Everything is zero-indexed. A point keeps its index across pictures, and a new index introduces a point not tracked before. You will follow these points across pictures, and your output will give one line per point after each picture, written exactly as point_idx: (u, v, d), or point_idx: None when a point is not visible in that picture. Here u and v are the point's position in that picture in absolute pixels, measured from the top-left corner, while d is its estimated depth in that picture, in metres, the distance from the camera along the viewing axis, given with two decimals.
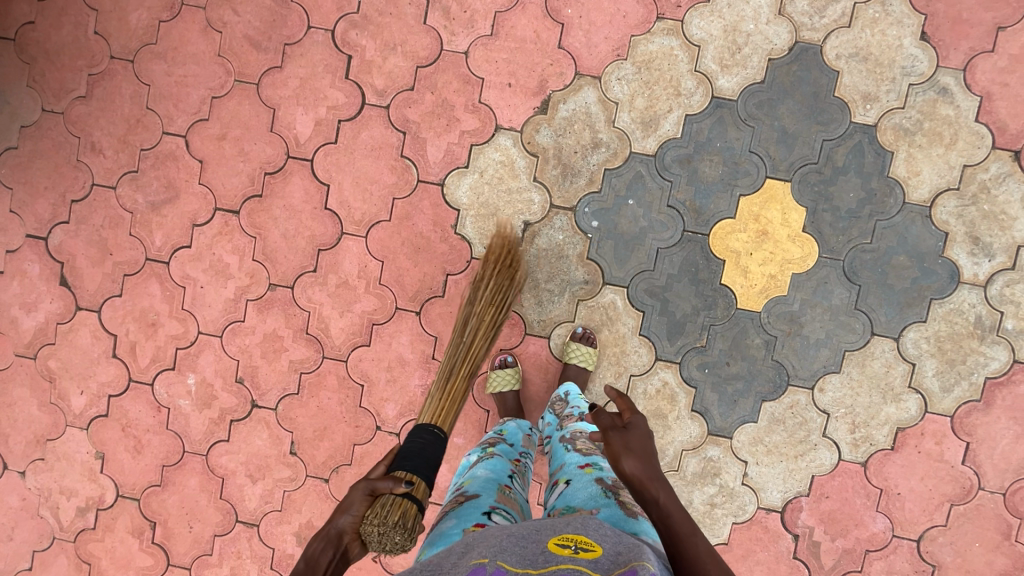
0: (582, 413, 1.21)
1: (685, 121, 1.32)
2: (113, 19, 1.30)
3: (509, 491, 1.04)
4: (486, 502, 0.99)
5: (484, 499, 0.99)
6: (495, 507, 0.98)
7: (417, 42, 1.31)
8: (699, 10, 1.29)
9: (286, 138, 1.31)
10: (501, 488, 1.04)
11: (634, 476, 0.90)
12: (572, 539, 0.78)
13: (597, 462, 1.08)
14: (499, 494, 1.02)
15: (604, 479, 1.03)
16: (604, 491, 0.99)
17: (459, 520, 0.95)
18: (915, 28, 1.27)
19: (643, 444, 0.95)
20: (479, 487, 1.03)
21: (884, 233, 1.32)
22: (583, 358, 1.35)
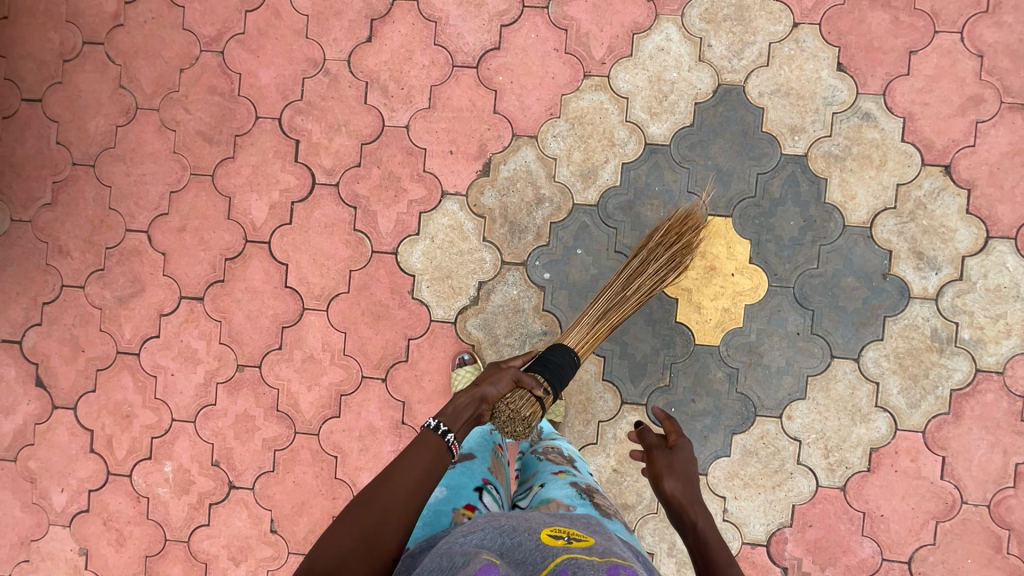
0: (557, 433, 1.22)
1: (622, 169, 1.36)
2: (73, 128, 1.45)
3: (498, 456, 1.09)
4: (479, 474, 1.02)
5: (476, 469, 1.03)
6: (486, 481, 1.01)
7: (360, 121, 1.40)
8: (623, 64, 1.36)
9: (244, 223, 1.42)
10: (493, 452, 1.09)
11: (679, 498, 0.91)
12: (563, 531, 0.80)
13: (571, 469, 1.07)
14: (490, 460, 1.06)
15: (579, 483, 1.03)
16: (579, 492, 1.00)
17: (449, 495, 0.97)
18: (831, 61, 1.33)
19: (689, 466, 0.97)
20: (472, 455, 1.06)
21: (829, 257, 1.34)
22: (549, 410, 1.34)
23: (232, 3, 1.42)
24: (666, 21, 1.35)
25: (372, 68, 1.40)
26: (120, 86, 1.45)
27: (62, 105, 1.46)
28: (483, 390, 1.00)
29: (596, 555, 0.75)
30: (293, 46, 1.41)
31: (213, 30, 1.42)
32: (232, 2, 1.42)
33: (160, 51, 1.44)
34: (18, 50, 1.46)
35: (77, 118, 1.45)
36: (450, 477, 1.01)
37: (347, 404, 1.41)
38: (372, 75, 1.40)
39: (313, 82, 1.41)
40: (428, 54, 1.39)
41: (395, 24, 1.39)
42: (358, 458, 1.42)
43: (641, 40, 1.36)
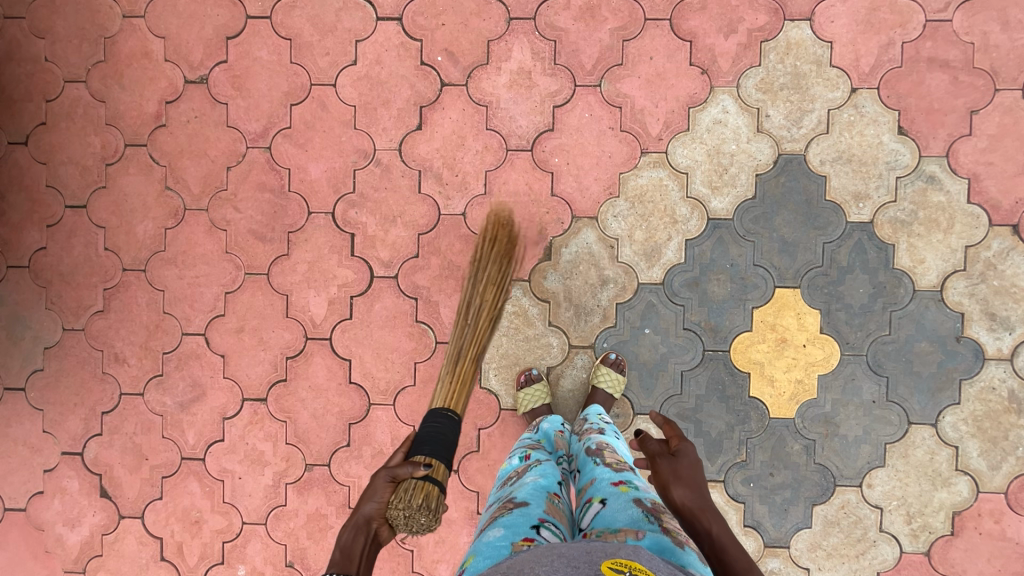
0: (602, 428, 1.19)
1: (686, 246, 1.35)
2: (121, 233, 1.43)
3: (556, 500, 1.00)
4: (535, 513, 0.94)
5: (531, 510, 0.95)
6: (543, 520, 0.93)
7: (415, 211, 1.38)
8: (680, 138, 1.34)
9: (303, 320, 1.40)
10: (549, 496, 1.00)
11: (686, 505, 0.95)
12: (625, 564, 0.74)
13: (631, 480, 1.02)
14: (547, 503, 0.98)
15: (645, 501, 0.96)
16: (646, 515, 0.93)
17: (506, 531, 0.90)
18: (891, 125, 1.31)
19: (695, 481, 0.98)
20: (527, 494, 0.99)
21: (900, 322, 1.33)
22: None
23: (276, 97, 1.39)
24: (722, 92, 1.33)
25: (425, 156, 1.38)
26: (166, 188, 1.42)
27: (108, 210, 1.43)
28: (363, 511, 0.93)
29: None
30: (342, 137, 1.39)
31: (258, 125, 1.40)
32: (276, 96, 1.39)
33: (205, 149, 1.41)
34: (59, 155, 1.43)
35: (125, 223, 1.43)
36: (507, 518, 0.93)
37: None
38: (425, 163, 1.38)
39: (365, 173, 1.38)
40: (481, 139, 1.37)
41: (446, 110, 1.37)
42: (435, 550, 1.40)
43: (697, 113, 1.34)
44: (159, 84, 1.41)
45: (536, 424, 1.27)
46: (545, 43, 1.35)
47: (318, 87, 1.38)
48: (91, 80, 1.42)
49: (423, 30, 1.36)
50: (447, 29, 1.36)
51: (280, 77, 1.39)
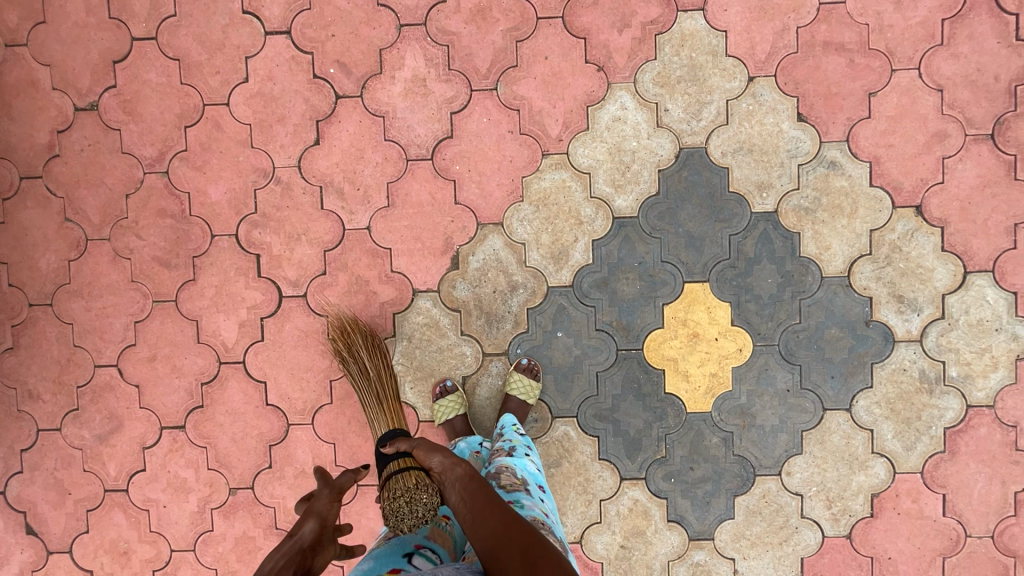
0: (510, 447, 1.15)
1: (593, 246, 1.33)
2: (24, 268, 1.40)
3: (444, 522, 1.06)
4: (412, 540, 0.99)
5: (410, 538, 1.00)
6: (418, 547, 0.98)
7: (320, 227, 1.36)
8: (581, 138, 1.32)
9: (215, 345, 1.38)
10: (438, 519, 1.06)
11: (453, 488, 0.93)
12: None
13: (518, 499, 1.02)
14: (430, 527, 1.03)
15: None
16: None
17: (375, 563, 0.93)
18: (791, 112, 1.30)
19: (460, 475, 0.94)
20: None
21: (810, 310, 1.32)
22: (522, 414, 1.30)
23: (169, 119, 1.36)
24: (619, 89, 1.31)
25: (324, 171, 1.35)
26: (66, 220, 1.39)
27: (8, 245, 1.40)
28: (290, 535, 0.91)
29: None
30: (239, 157, 1.36)
31: (154, 150, 1.37)
32: (169, 118, 1.36)
33: (102, 177, 1.38)
34: None
35: (27, 257, 1.40)
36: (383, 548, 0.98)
37: (346, 513, 1.39)
38: (325, 178, 1.35)
39: (266, 192, 1.36)
40: (380, 151, 1.34)
41: (342, 123, 1.35)
42: None
43: (596, 111, 1.32)
44: (49, 113, 1.37)
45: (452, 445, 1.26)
46: (437, 49, 1.32)
47: (211, 107, 1.35)
48: None
49: (313, 42, 1.33)
50: (337, 40, 1.33)
51: (172, 99, 1.36)
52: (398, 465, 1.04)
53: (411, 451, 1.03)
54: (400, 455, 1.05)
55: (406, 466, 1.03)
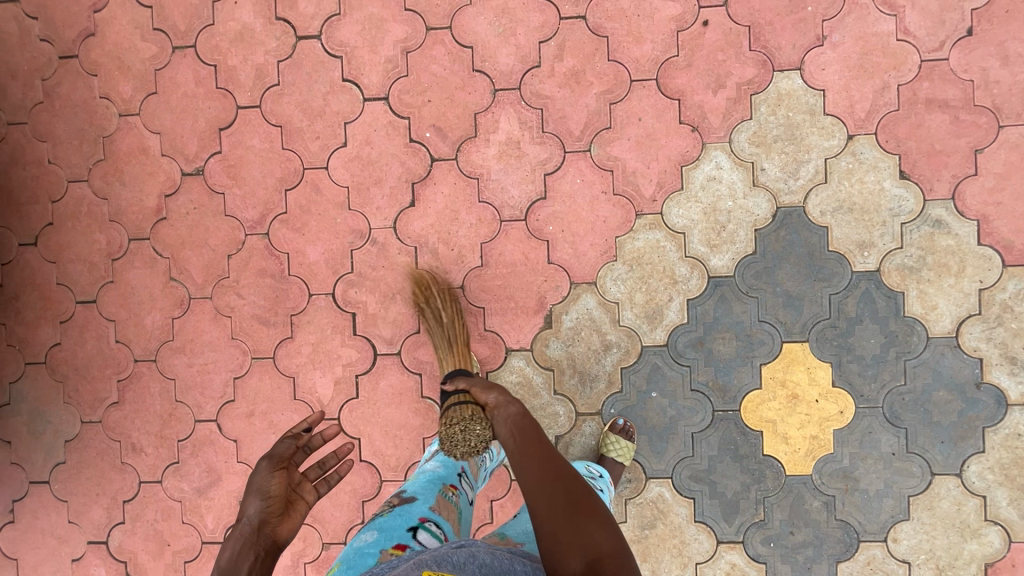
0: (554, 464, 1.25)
1: (688, 305, 1.33)
2: (130, 325, 1.46)
3: (449, 493, 1.12)
4: (416, 513, 1.04)
5: (415, 509, 1.05)
6: (422, 521, 1.03)
7: (414, 286, 1.39)
8: (675, 198, 1.33)
9: (311, 402, 1.41)
10: (443, 490, 1.11)
11: (503, 429, 0.99)
12: (439, 574, 0.76)
13: None
14: (434, 499, 1.08)
15: None
16: None
17: (379, 537, 0.98)
18: (892, 170, 1.28)
19: (513, 416, 1.00)
20: (420, 492, 1.10)
21: (916, 371, 1.29)
22: (621, 451, 1.29)
23: (270, 183, 1.41)
24: (714, 149, 1.32)
25: (419, 232, 1.38)
26: (171, 279, 1.45)
27: (117, 303, 1.47)
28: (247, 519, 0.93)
29: None
30: (337, 219, 1.40)
31: (255, 213, 1.42)
32: (271, 182, 1.41)
33: (206, 239, 1.44)
34: (68, 254, 1.48)
35: (133, 315, 1.46)
36: (386, 520, 1.03)
37: None
38: (420, 239, 1.38)
39: (362, 253, 1.40)
40: (475, 212, 1.37)
41: (438, 186, 1.38)
42: None
43: (690, 171, 1.32)
44: (158, 178, 1.44)
45: None
46: (531, 112, 1.35)
47: (311, 171, 1.40)
48: (93, 178, 1.46)
49: (410, 108, 1.37)
50: (433, 105, 1.37)
51: (273, 163, 1.41)
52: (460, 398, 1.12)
53: (467, 390, 1.07)
54: (462, 393, 1.12)
55: (464, 398, 1.11)
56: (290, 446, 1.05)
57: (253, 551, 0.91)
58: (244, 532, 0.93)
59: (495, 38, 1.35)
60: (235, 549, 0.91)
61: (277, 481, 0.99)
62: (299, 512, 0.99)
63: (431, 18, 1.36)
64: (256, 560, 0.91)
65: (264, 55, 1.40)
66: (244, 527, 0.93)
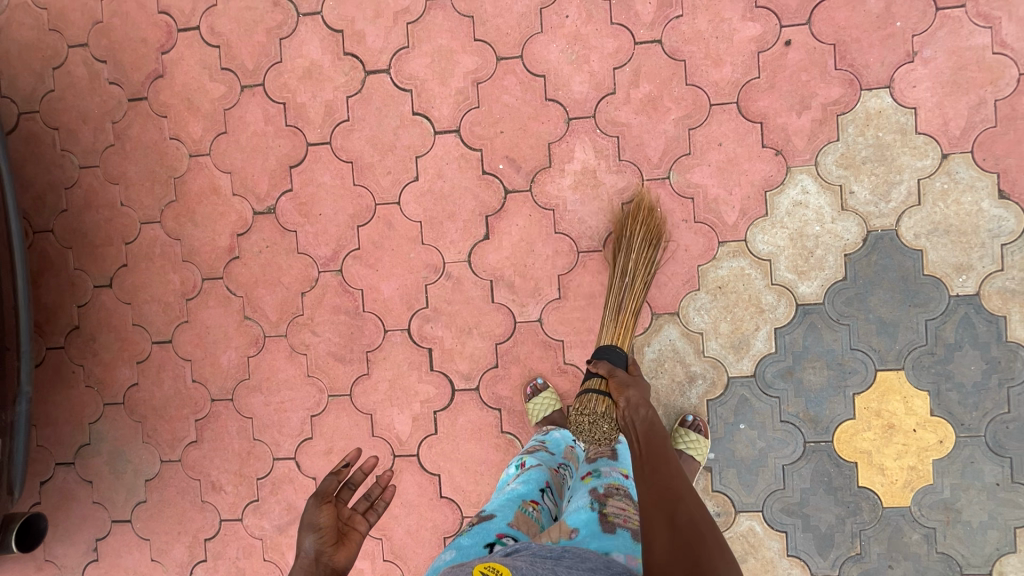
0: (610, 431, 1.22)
1: (776, 335, 1.29)
2: (207, 364, 1.47)
3: (529, 509, 1.03)
4: (494, 529, 0.96)
5: (492, 526, 0.97)
6: (500, 536, 0.94)
7: (491, 320, 1.37)
8: (760, 224, 1.29)
9: (389, 438, 1.41)
10: (522, 505, 1.03)
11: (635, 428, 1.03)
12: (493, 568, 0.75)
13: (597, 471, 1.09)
14: (512, 514, 1.00)
15: (597, 488, 1.03)
16: (592, 501, 0.99)
17: (458, 554, 0.92)
18: (991, 189, 1.23)
19: (643, 415, 1.05)
20: (496, 507, 1.03)
21: (1019, 398, 1.24)
22: (692, 446, 1.26)
23: (342, 220, 1.40)
24: (800, 172, 1.28)
25: (495, 265, 1.36)
26: (245, 317, 1.45)
27: (192, 342, 1.48)
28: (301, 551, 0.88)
29: None
30: (411, 254, 1.39)
31: (328, 250, 1.41)
32: (343, 219, 1.40)
33: (279, 277, 1.44)
34: (143, 295, 1.49)
35: (209, 354, 1.47)
36: (464, 538, 0.96)
37: None
38: (496, 272, 1.36)
39: (437, 287, 1.38)
40: (551, 244, 1.35)
41: (512, 218, 1.36)
42: None
43: (775, 197, 1.28)
44: (230, 217, 1.44)
45: (545, 431, 1.28)
46: (607, 140, 1.32)
47: (383, 206, 1.39)
48: (165, 219, 1.47)
49: (482, 139, 1.35)
50: (506, 136, 1.35)
51: (345, 200, 1.40)
52: (597, 385, 1.18)
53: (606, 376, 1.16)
54: (599, 377, 1.18)
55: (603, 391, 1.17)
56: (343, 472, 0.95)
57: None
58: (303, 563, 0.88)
59: (567, 66, 1.32)
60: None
61: (326, 513, 0.90)
62: (354, 542, 0.92)
63: (502, 47, 1.34)
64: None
65: (333, 91, 1.39)
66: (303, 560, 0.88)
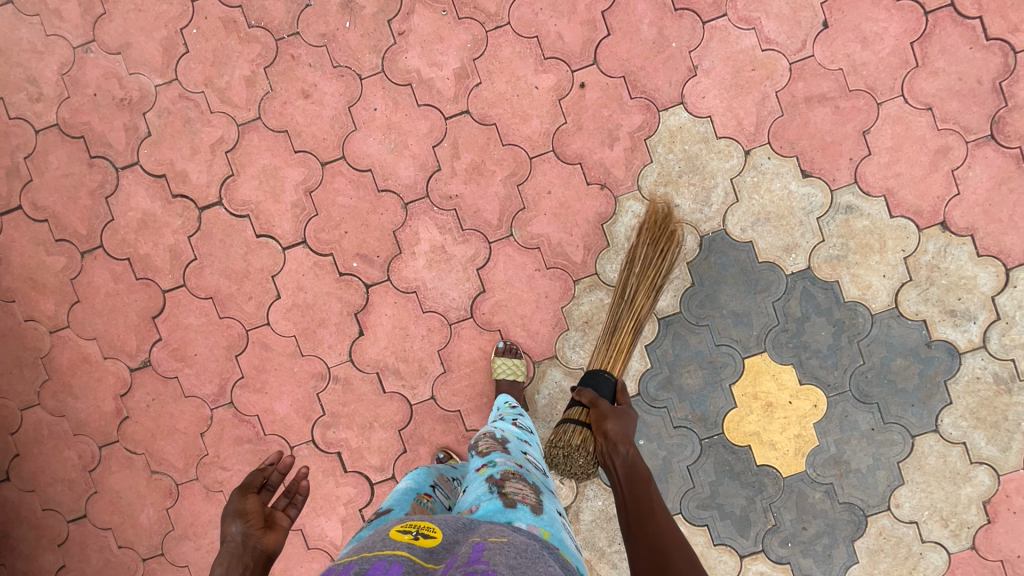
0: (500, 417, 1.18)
1: (648, 350, 1.37)
2: (128, 526, 1.46)
3: (424, 500, 1.00)
4: (394, 516, 0.92)
5: (391, 513, 0.93)
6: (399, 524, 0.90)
7: (388, 410, 1.41)
8: (605, 255, 1.36)
9: (325, 547, 1.43)
10: (417, 498, 1.00)
11: (618, 469, 1.03)
12: (414, 525, 0.80)
13: (493, 459, 1.01)
14: (411, 505, 0.97)
15: (494, 474, 0.97)
16: (490, 488, 0.94)
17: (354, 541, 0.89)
18: (794, 171, 1.33)
19: (624, 454, 1.04)
20: (394, 501, 0.98)
21: (870, 348, 1.35)
22: (512, 370, 1.34)
23: (219, 353, 1.42)
24: (627, 199, 1.35)
25: (377, 357, 1.40)
26: (153, 471, 1.45)
27: (108, 511, 1.47)
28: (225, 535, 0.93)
29: (433, 560, 0.73)
30: (294, 369, 1.41)
31: (214, 386, 1.43)
32: (219, 352, 1.42)
33: (174, 425, 1.44)
34: (44, 478, 1.47)
35: (127, 517, 1.46)
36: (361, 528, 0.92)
37: None
38: (379, 364, 1.40)
39: (328, 393, 1.41)
40: (423, 323, 1.39)
41: (380, 309, 1.39)
42: None
43: (611, 227, 1.36)
44: (108, 380, 1.43)
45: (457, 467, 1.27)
46: (446, 214, 1.37)
47: (254, 331, 1.41)
48: (44, 399, 1.45)
49: (330, 244, 1.39)
50: (351, 235, 1.38)
51: (216, 335, 1.41)
52: (578, 415, 1.16)
53: (590, 402, 1.14)
54: (581, 407, 1.16)
55: (582, 421, 1.14)
56: (264, 470, 1.02)
57: (241, 563, 0.90)
58: (230, 548, 0.91)
59: (389, 155, 1.37)
60: (222, 566, 0.89)
61: (252, 501, 0.98)
62: (280, 532, 0.96)
63: (323, 152, 1.37)
64: (246, 572, 0.89)
65: (173, 235, 1.39)
66: (228, 544, 0.92)
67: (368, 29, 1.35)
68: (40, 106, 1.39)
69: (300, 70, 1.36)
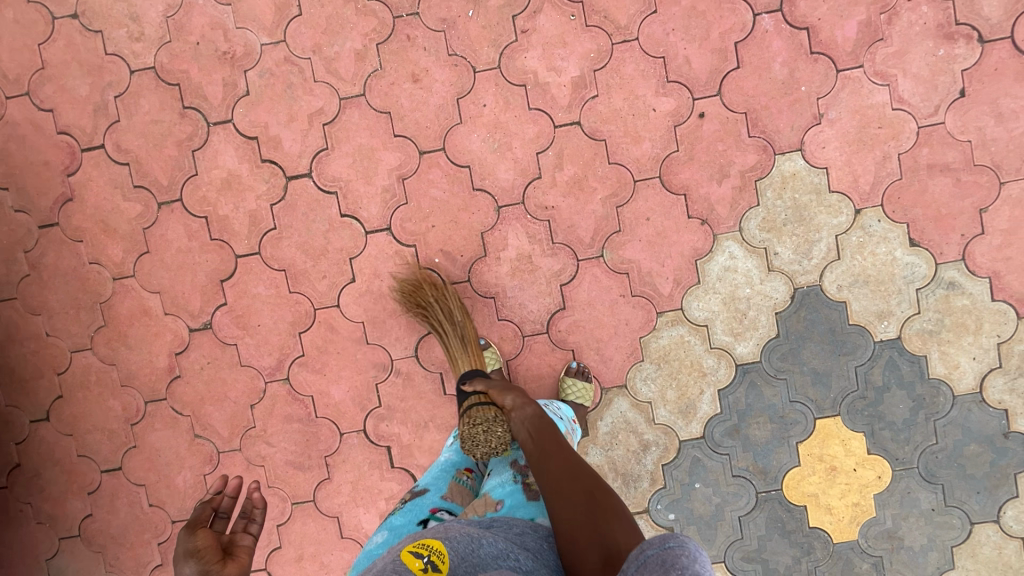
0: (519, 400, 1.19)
1: (720, 395, 1.34)
2: (162, 486, 1.44)
3: (461, 478, 1.03)
4: (427, 504, 0.96)
5: (426, 500, 0.97)
6: (433, 510, 0.94)
7: (445, 412, 1.38)
8: (694, 292, 1.33)
9: (359, 539, 1.41)
10: (455, 476, 1.03)
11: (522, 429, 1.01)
12: (423, 549, 0.72)
13: (516, 440, 1.05)
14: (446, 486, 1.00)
15: (518, 461, 1.01)
16: (514, 475, 0.97)
17: (389, 535, 0.91)
18: (902, 238, 1.29)
19: (529, 415, 1.02)
20: (431, 481, 1.03)
21: (946, 429, 1.32)
22: (581, 393, 1.31)
23: (283, 328, 1.38)
24: (726, 239, 1.31)
25: (442, 357, 1.37)
26: (196, 435, 1.42)
27: (144, 467, 1.44)
28: None
29: None
30: (357, 355, 1.38)
31: (272, 359, 1.39)
32: (283, 327, 1.38)
33: (225, 392, 1.41)
34: (84, 425, 1.44)
35: (163, 476, 1.43)
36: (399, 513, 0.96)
37: None
38: (445, 364, 1.37)
39: (387, 385, 1.38)
40: (495, 331, 1.36)
41: None
42: None
43: (705, 264, 1.32)
44: (165, 337, 1.40)
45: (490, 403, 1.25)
46: (539, 224, 1.33)
47: (323, 311, 1.37)
48: (97, 345, 1.41)
49: (414, 235, 1.34)
50: (438, 230, 1.34)
51: (283, 309, 1.37)
52: (478, 400, 1.12)
53: (485, 391, 1.11)
54: (479, 393, 1.12)
55: (487, 402, 1.10)
56: (209, 498, 0.88)
57: None
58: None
59: (491, 155, 1.32)
60: None
61: (203, 536, 0.82)
62: (244, 557, 0.83)
63: (423, 141, 1.32)
64: None
65: (255, 201, 1.35)
66: None
67: (491, 22, 1.30)
68: (139, 46, 1.34)
69: (413, 52, 1.31)
